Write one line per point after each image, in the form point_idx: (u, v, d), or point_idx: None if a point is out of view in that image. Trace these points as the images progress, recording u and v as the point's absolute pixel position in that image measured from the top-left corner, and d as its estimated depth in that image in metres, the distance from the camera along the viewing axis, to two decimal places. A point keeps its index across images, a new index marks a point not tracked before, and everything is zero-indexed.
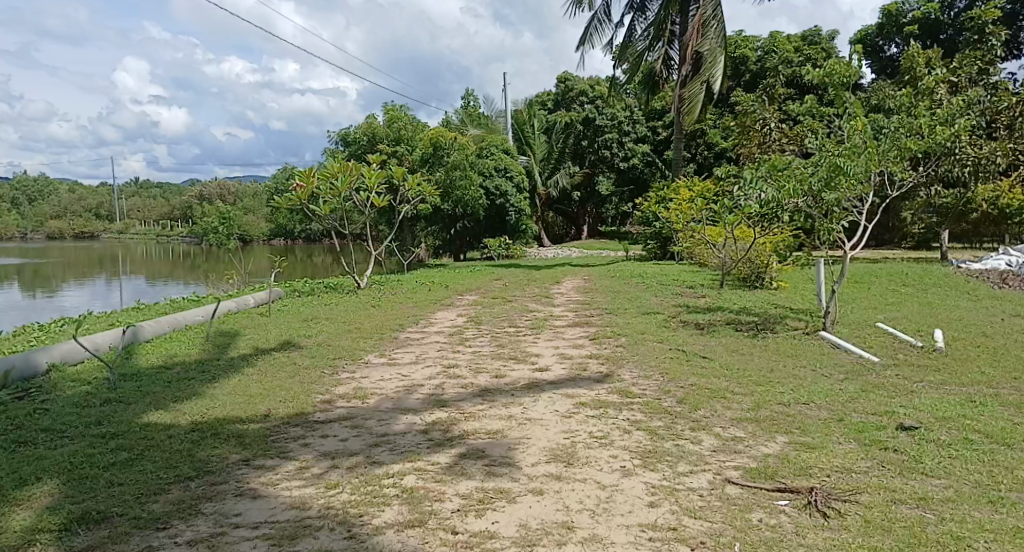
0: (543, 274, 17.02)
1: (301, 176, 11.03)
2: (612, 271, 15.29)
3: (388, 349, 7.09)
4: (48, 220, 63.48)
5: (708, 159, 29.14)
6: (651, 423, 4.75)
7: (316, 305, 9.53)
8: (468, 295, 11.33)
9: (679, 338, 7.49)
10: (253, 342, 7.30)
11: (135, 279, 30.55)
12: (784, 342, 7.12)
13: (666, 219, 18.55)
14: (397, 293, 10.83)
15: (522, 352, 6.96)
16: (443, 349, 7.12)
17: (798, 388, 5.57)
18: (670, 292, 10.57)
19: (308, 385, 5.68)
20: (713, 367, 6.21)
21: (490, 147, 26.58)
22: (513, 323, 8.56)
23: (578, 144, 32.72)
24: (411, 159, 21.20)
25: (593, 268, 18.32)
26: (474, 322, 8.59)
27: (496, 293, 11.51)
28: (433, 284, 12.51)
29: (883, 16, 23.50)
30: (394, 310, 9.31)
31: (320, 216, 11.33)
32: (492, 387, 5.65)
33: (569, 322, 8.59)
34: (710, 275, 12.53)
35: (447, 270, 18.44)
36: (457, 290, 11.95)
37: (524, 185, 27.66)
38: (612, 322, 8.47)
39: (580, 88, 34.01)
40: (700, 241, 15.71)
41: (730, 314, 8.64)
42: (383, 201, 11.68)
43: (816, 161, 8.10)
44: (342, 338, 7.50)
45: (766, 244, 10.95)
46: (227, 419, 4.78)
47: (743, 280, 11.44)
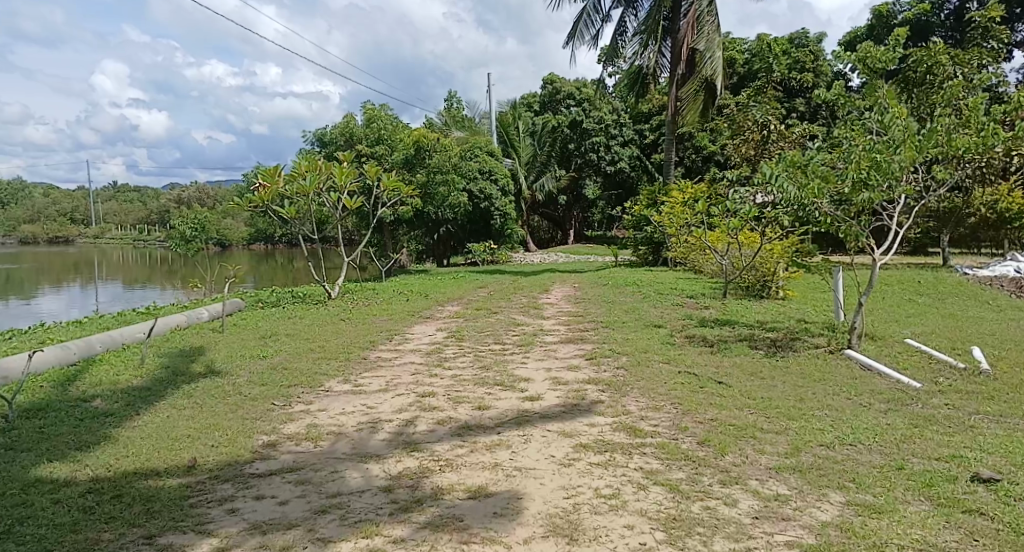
0: (530, 281, 16.10)
1: (264, 175, 9.93)
2: (603, 279, 14.41)
3: (354, 372, 6.13)
4: (23, 224, 61.82)
5: (696, 162, 28.43)
6: (671, 475, 3.85)
7: (279, 318, 8.54)
8: (449, 305, 10.38)
9: (687, 358, 6.59)
10: (197, 363, 6.28)
11: (109, 284, 29.32)
12: (807, 364, 6.32)
13: (658, 224, 17.69)
14: (371, 304, 9.84)
15: (508, 375, 6.02)
16: (418, 372, 6.16)
17: (840, 426, 4.66)
18: (671, 303, 9.65)
19: (250, 423, 4.70)
20: (733, 396, 5.31)
21: (474, 149, 25.68)
22: (498, 339, 7.62)
23: (565, 147, 31.83)
24: (391, 161, 20.15)
25: (582, 275, 17.46)
26: (454, 339, 7.64)
27: (479, 303, 10.56)
28: (411, 293, 11.52)
29: (873, 18, 22.26)
30: (366, 324, 8.34)
31: (287, 219, 10.25)
32: (473, 423, 4.71)
33: (561, 338, 7.66)
34: (710, 282, 11.66)
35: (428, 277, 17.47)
36: (437, 300, 10.99)
37: (509, 188, 26.77)
38: (611, 338, 7.58)
39: (566, 89, 33.10)
40: (695, 246, 14.87)
41: (741, 330, 7.80)
42: (355, 204, 10.60)
43: (846, 157, 6.77)
44: (301, 358, 6.51)
45: (773, 250, 10.04)
46: (139, 474, 3.78)
47: (746, 288, 10.54)
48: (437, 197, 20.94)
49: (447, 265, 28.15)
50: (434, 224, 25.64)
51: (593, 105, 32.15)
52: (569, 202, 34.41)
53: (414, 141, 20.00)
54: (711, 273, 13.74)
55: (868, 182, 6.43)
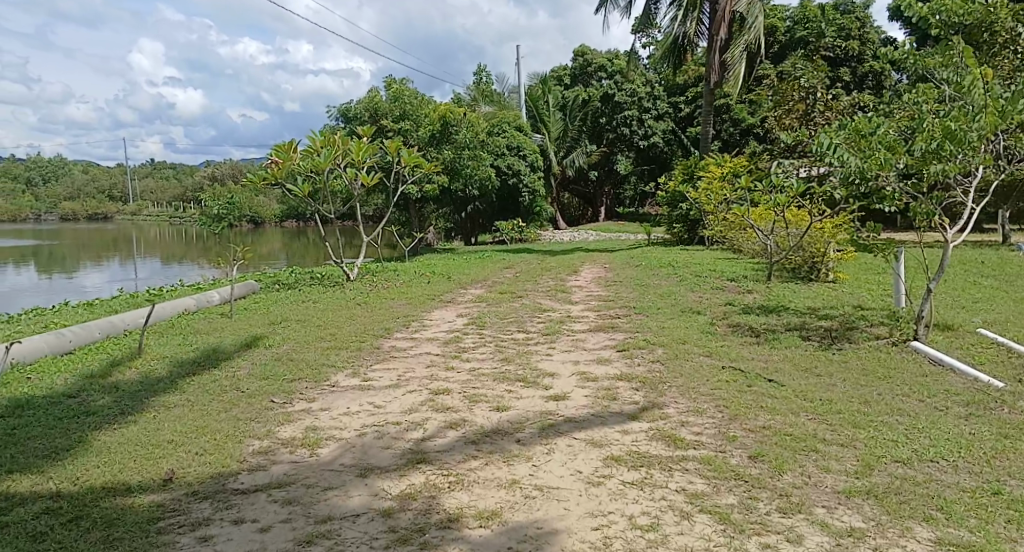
0: (558, 261, 15.51)
1: (279, 151, 9.38)
2: (635, 259, 13.76)
3: (364, 364, 5.63)
4: (63, 201, 62.96)
5: (734, 136, 27.35)
6: (719, 500, 3.27)
7: (292, 301, 8.08)
8: (472, 288, 9.86)
9: (731, 350, 5.97)
10: (198, 352, 5.83)
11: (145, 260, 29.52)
12: (867, 359, 5.66)
13: (694, 200, 16.90)
14: (391, 287, 9.35)
15: (532, 370, 5.47)
16: (433, 365, 5.65)
17: (915, 437, 4.02)
18: (712, 286, 8.97)
19: (244, 424, 4.21)
20: (787, 398, 4.70)
21: (502, 124, 25.02)
22: (522, 328, 7.07)
23: (597, 122, 30.94)
24: (417, 137, 19.61)
25: (613, 255, 16.82)
26: (475, 327, 7.11)
27: (504, 286, 10.02)
28: (434, 275, 11.01)
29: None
30: (384, 310, 7.85)
31: (302, 198, 9.76)
32: (491, 429, 4.17)
33: (591, 327, 7.07)
34: (752, 264, 10.95)
35: (454, 256, 16.97)
36: (460, 282, 10.47)
37: (538, 164, 26.10)
38: (645, 326, 6.97)
39: (598, 61, 32.07)
40: (734, 224, 14.11)
41: (790, 317, 7.13)
42: (373, 180, 9.99)
43: (916, 125, 6.03)
44: (310, 348, 6.03)
45: (823, 228, 9.31)
46: (109, 489, 3.32)
47: (793, 270, 9.84)
48: (465, 173, 20.37)
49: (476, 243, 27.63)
50: (461, 201, 25.10)
51: (626, 77, 31.12)
52: (600, 178, 33.29)
53: (440, 116, 19.44)
54: (751, 253, 12.98)
55: (942, 152, 5.67)
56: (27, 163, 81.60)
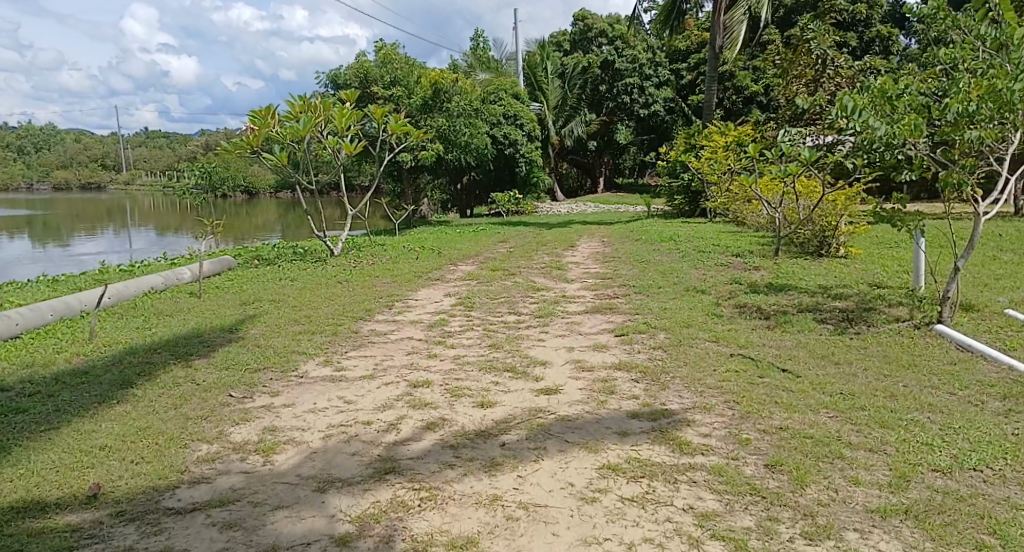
0: (555, 235, 15.00)
1: (256, 117, 8.75)
2: (634, 233, 13.26)
3: (338, 351, 5.13)
4: (55, 170, 62.06)
5: (737, 104, 26.67)
6: (735, 522, 2.80)
7: (269, 279, 7.58)
8: (463, 264, 9.38)
9: (739, 335, 5.49)
10: (158, 336, 5.33)
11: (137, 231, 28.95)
12: (889, 345, 5.18)
13: (695, 170, 16.34)
14: (376, 264, 8.84)
15: (521, 359, 5.00)
16: (414, 352, 5.18)
17: (951, 439, 3.56)
18: (715, 263, 8.49)
19: (194, 424, 3.73)
20: (804, 391, 4.24)
21: (498, 92, 24.31)
22: (513, 310, 6.58)
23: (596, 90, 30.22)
24: (409, 104, 18.91)
25: (611, 228, 16.30)
26: (463, 309, 6.63)
27: (496, 262, 9.54)
28: (424, 250, 10.50)
29: None
30: (367, 288, 7.37)
31: (279, 166, 9.12)
32: (472, 431, 3.69)
33: (587, 309, 6.59)
34: (757, 239, 10.44)
35: (447, 229, 16.45)
36: (450, 257, 9.98)
37: (536, 133, 25.44)
38: (645, 308, 6.49)
39: (598, 26, 31.07)
40: (739, 196, 13.57)
41: (801, 297, 6.63)
42: (356, 149, 9.39)
43: (950, 86, 5.51)
44: (283, 331, 5.55)
45: (836, 200, 8.84)
46: (21, 509, 2.84)
47: (802, 245, 9.32)
48: (460, 142, 19.72)
49: (472, 215, 27.07)
50: (456, 171, 24.49)
51: (627, 43, 30.27)
52: (599, 147, 32.27)
53: (433, 82, 18.75)
54: (755, 226, 12.46)
55: (980, 115, 5.17)
56: (19, 131, 80.44)
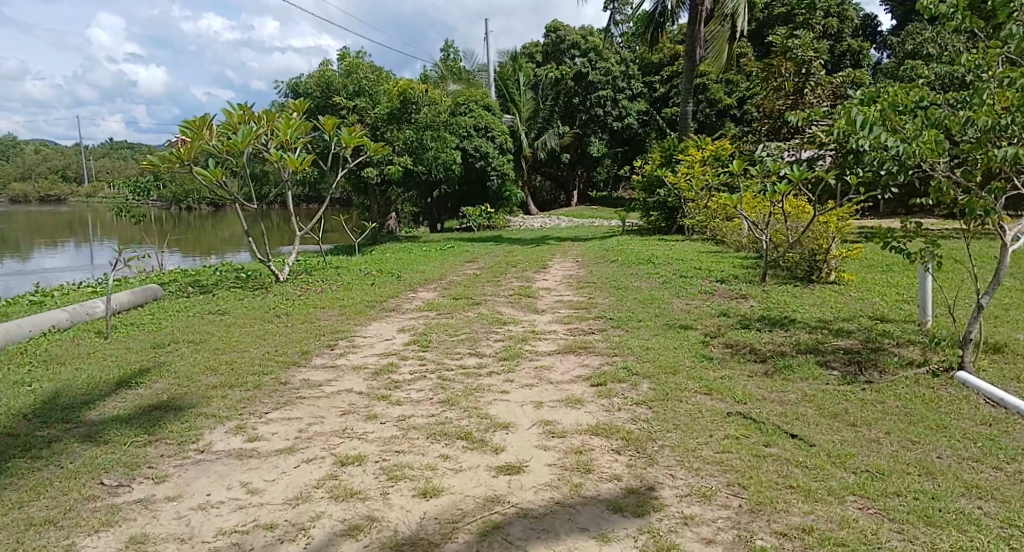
0: (526, 254, 14.26)
1: (188, 128, 7.77)
2: (609, 252, 12.55)
3: (257, 411, 4.25)
4: (14, 182, 60.00)
5: (711, 118, 26.25)
6: None
7: (195, 313, 6.63)
8: (422, 291, 8.51)
9: (734, 384, 4.71)
10: (37, 392, 4.39)
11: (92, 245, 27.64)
12: (909, 397, 4.43)
13: (672, 186, 15.72)
14: (324, 292, 7.93)
15: (478, 421, 4.14)
16: (350, 412, 4.29)
17: (1021, 545, 2.78)
18: (700, 290, 7.73)
19: (35, 536, 2.82)
20: (823, 468, 3.44)
21: (469, 103, 23.62)
22: (474, 350, 5.72)
23: (569, 102, 29.71)
24: (374, 115, 18.00)
25: (584, 245, 15.61)
26: (417, 348, 5.76)
27: (459, 288, 8.68)
28: (381, 274, 9.60)
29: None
30: (308, 322, 6.47)
31: (213, 182, 8.09)
32: (406, 539, 2.83)
33: (559, 350, 5.75)
34: (740, 261, 9.77)
35: (413, 248, 15.58)
36: (409, 283, 9.10)
37: (508, 146, 24.75)
38: (625, 349, 5.68)
39: (572, 37, 30.38)
40: (719, 213, 12.95)
41: (798, 334, 5.88)
42: (302, 163, 8.34)
43: (969, 98, 4.83)
44: (192, 385, 4.63)
45: (828, 222, 8.15)
46: None
47: (789, 269, 8.63)
48: (428, 155, 18.86)
49: (442, 230, 26.20)
50: (425, 184, 23.65)
51: (601, 56, 29.72)
52: (573, 160, 31.64)
53: (398, 92, 17.98)
54: (735, 245, 11.85)
55: (1011, 131, 4.48)
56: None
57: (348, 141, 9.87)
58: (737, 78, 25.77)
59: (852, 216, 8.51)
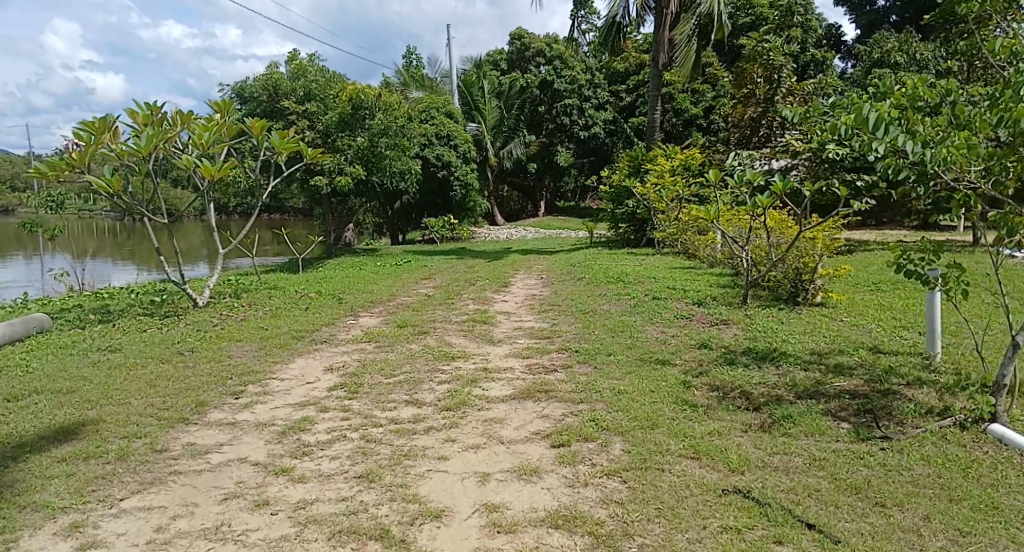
0: (487, 268, 13.34)
1: (86, 129, 6.69)
2: (576, 268, 11.73)
3: (109, 499, 3.26)
4: None
5: (677, 126, 25.64)
6: None
7: (80, 352, 5.56)
8: (364, 317, 7.50)
9: (725, 445, 3.81)
10: None
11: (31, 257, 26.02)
12: (940, 461, 3.57)
13: (640, 197, 14.98)
14: (247, 319, 6.88)
15: (401, 508, 3.17)
16: (234, 496, 3.30)
17: None
18: (676, 315, 6.87)
19: None
20: None
21: (430, 110, 22.74)
22: (411, 396, 4.74)
23: (535, 110, 28.98)
24: (325, 121, 16.99)
25: (550, 259, 14.76)
26: (341, 394, 4.76)
27: (407, 312, 7.70)
28: (319, 295, 8.55)
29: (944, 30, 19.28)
30: (216, 361, 5.45)
31: (113, 193, 6.99)
32: None
33: (513, 395, 4.79)
34: (719, 280, 8.95)
35: (368, 264, 14.55)
36: (350, 306, 8.07)
37: (471, 154, 23.87)
38: (592, 393, 4.75)
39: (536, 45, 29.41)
40: (693, 228, 12.23)
41: (792, 372, 5.03)
42: (220, 172, 7.30)
43: (1001, 93, 4.00)
44: (30, 462, 3.60)
45: (815, 238, 7.34)
46: None
47: (772, 291, 7.79)
48: (384, 165, 17.91)
49: (403, 242, 25.17)
50: (384, 194, 22.65)
51: (566, 64, 29.01)
52: (539, 170, 30.86)
53: (350, 97, 16.99)
54: (709, 260, 11.10)
55: None
56: None
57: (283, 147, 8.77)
58: (704, 87, 25.28)
59: (840, 230, 7.75)
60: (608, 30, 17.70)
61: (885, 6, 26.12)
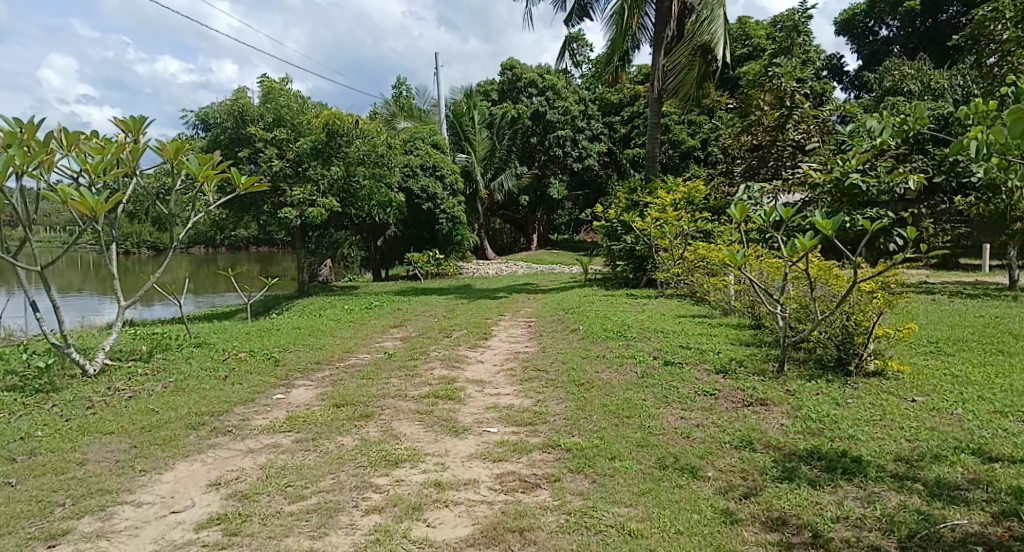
0: (469, 313, 11.75)
1: None
2: (570, 314, 10.19)
3: None
4: None
5: (674, 159, 24.37)
6: None
7: None
8: (298, 389, 5.90)
9: None
10: None
11: None
12: None
13: (641, 233, 13.51)
14: (136, 398, 5.28)
15: None
16: None
17: None
18: (697, 390, 5.31)
19: None
20: None
21: (415, 141, 21.43)
22: (315, 542, 3.15)
23: (527, 141, 27.58)
24: (296, 149, 15.48)
25: (541, 301, 13.20)
26: (210, 539, 3.19)
27: (355, 381, 6.09)
28: (251, 356, 6.94)
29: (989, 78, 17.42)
30: (54, 473, 3.86)
31: None
32: None
33: (470, 538, 3.20)
34: (742, 338, 7.39)
35: (337, 307, 12.94)
36: (286, 373, 6.47)
37: (459, 186, 22.47)
38: (590, 539, 3.16)
39: (528, 75, 28.21)
40: (709, 273, 10.72)
41: (881, 502, 3.45)
42: (104, 206, 5.59)
43: None
44: None
45: (870, 290, 5.79)
46: None
47: (813, 356, 6.21)
48: (361, 196, 16.50)
49: (385, 277, 23.60)
50: (364, 227, 21.14)
51: (559, 95, 27.82)
52: (531, 203, 29.54)
53: (324, 123, 15.52)
54: (728, 309, 9.57)
55: None
56: None
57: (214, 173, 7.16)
58: (702, 119, 24.18)
59: (895, 278, 6.21)
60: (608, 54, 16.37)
61: (889, 37, 25.10)
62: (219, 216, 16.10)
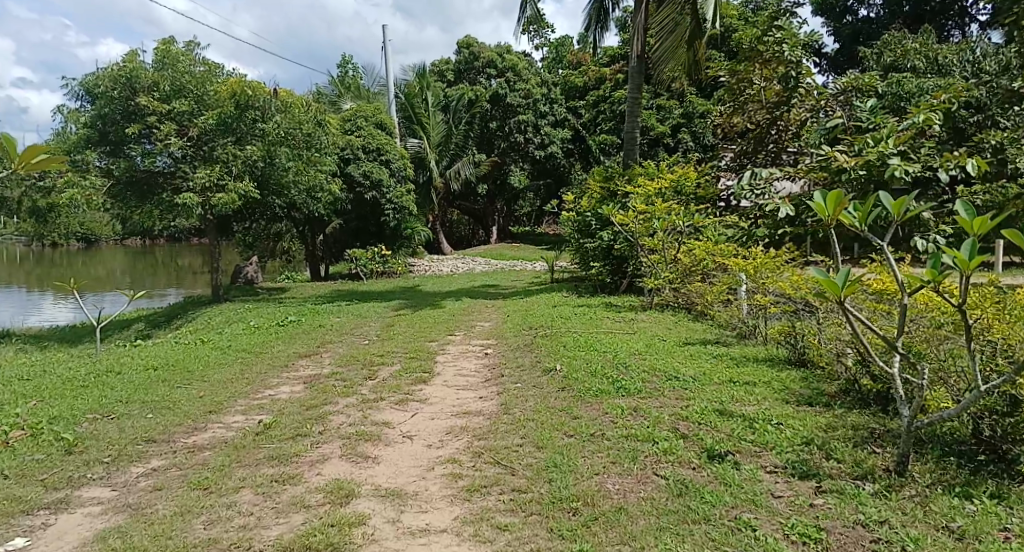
0: (411, 332, 9.21)
1: None
2: (541, 338, 7.73)
3: None
4: None
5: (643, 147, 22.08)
6: None
7: None
8: (72, 519, 3.34)
9: None
10: None
11: None
12: None
13: (621, 227, 11.12)
14: None
15: None
16: None
17: None
18: (789, 535, 2.88)
19: None
20: None
21: (356, 121, 18.83)
22: None
23: (486, 126, 25.01)
24: (200, 124, 12.66)
25: (503, 312, 10.79)
26: None
27: (182, 496, 3.52)
28: (32, 437, 4.30)
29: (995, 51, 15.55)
30: None
31: None
32: None
33: None
34: (800, 394, 4.97)
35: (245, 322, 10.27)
36: (74, 473, 3.88)
37: (408, 173, 19.79)
38: None
39: (486, 53, 25.61)
40: (719, 283, 8.39)
41: None
42: None
43: None
44: None
45: None
46: None
47: (933, 441, 3.81)
48: (286, 182, 13.76)
49: (325, 275, 20.85)
50: (299, 221, 18.37)
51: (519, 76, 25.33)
52: (490, 191, 27.04)
53: (231, 94, 12.64)
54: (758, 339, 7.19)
55: None
56: None
57: (11, 156, 2.83)
58: (671, 102, 21.98)
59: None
60: (593, 13, 12.76)
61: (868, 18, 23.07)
62: (112, 207, 13.28)
